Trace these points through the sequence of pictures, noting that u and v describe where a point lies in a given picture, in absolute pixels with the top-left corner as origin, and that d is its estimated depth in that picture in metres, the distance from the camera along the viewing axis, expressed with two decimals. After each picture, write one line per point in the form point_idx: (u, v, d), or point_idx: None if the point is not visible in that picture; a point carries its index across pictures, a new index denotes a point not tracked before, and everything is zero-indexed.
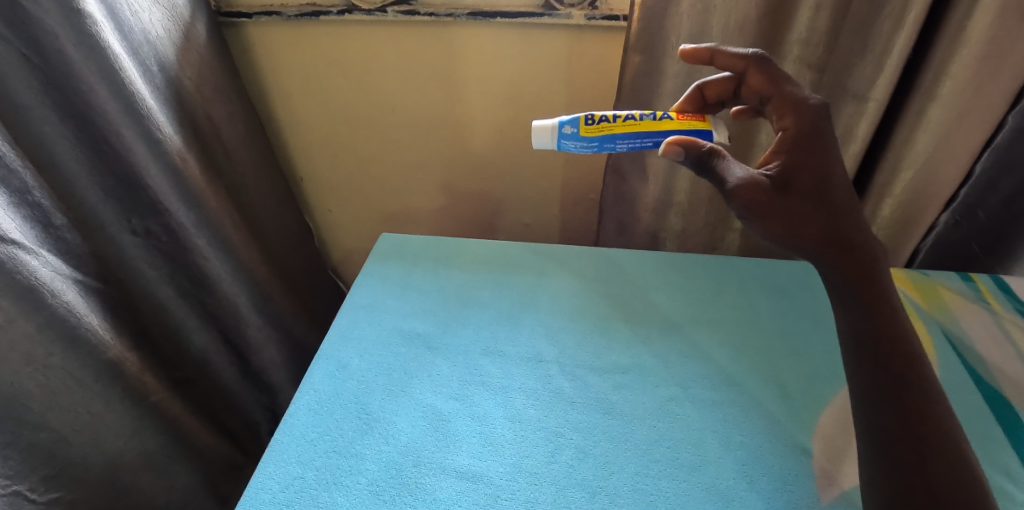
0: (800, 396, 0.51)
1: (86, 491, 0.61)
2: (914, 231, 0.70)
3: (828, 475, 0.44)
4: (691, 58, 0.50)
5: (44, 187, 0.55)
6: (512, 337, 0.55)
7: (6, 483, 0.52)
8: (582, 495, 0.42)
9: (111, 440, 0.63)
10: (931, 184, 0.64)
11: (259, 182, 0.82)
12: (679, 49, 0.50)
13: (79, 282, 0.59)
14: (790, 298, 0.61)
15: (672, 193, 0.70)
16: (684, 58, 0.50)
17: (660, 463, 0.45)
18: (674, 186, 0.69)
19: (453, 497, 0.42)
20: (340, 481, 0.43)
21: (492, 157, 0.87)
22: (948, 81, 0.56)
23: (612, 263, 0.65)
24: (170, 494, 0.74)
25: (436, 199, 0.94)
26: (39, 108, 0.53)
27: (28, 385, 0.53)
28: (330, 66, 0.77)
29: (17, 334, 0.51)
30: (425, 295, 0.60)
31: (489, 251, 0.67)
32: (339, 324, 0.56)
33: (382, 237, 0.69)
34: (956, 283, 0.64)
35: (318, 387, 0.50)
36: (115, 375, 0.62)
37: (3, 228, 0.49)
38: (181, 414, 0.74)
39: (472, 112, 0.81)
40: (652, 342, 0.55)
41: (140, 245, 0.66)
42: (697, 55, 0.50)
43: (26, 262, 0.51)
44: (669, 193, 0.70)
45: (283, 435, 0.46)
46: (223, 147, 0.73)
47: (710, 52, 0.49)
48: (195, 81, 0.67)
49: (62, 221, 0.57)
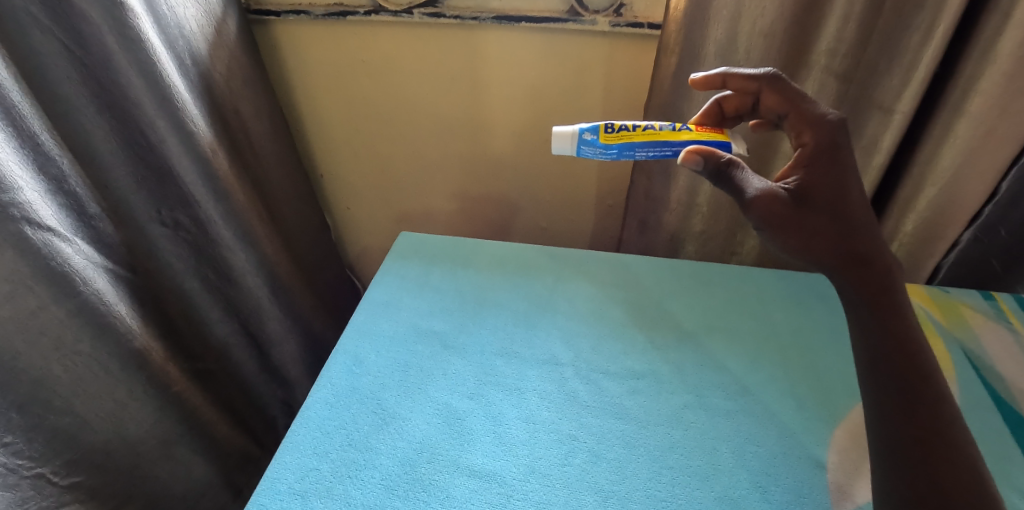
0: (817, 410, 0.50)
1: (106, 478, 0.63)
2: (936, 246, 0.69)
3: (842, 489, 0.44)
4: (702, 85, 0.50)
5: (79, 176, 0.57)
6: (528, 338, 0.56)
7: (30, 466, 0.54)
8: (595, 498, 0.42)
9: (133, 427, 0.65)
10: (954, 199, 0.64)
11: (284, 177, 0.83)
12: (690, 78, 0.50)
13: (109, 270, 0.60)
14: (807, 310, 0.61)
15: (693, 202, 0.71)
16: (695, 85, 0.51)
17: (673, 469, 0.45)
18: (695, 195, 0.70)
19: (466, 496, 0.42)
20: (354, 474, 0.43)
21: (512, 159, 0.87)
22: (975, 97, 0.55)
23: (629, 270, 0.65)
24: (186, 484, 0.75)
25: (452, 199, 0.94)
26: (78, 100, 0.55)
27: (54, 369, 0.55)
28: (355, 64, 0.78)
29: (47, 319, 0.53)
30: (443, 294, 0.61)
31: (505, 253, 0.67)
32: (357, 320, 0.57)
33: (401, 236, 0.69)
34: (977, 301, 0.63)
35: (335, 380, 0.51)
36: (140, 364, 0.63)
37: (39, 215, 0.50)
38: (203, 404, 0.75)
39: (496, 114, 0.82)
40: (666, 349, 0.55)
41: (169, 236, 0.68)
42: (708, 82, 0.50)
43: (60, 249, 0.53)
44: (690, 201, 0.71)
45: (300, 426, 0.47)
46: (249, 141, 0.75)
47: (721, 77, 0.50)
48: (225, 75, 0.68)
49: (96, 211, 0.59)
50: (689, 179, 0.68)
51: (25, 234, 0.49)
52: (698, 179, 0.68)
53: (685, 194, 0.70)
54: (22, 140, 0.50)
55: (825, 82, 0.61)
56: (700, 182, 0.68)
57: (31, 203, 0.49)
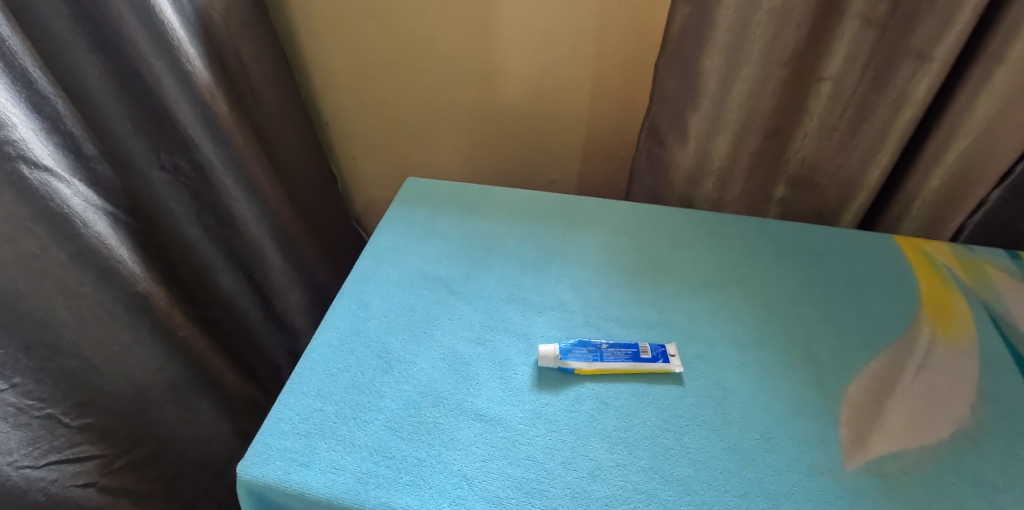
0: (831, 364, 0.49)
1: (116, 421, 0.64)
2: (960, 206, 0.65)
3: (855, 443, 0.43)
4: None
5: (75, 116, 0.55)
6: (536, 285, 0.54)
7: (39, 406, 0.54)
8: (601, 444, 0.42)
9: (140, 371, 0.65)
10: (984, 156, 0.60)
11: (285, 122, 0.81)
12: None
13: (109, 214, 0.59)
14: (825, 262, 0.59)
15: (705, 166, 0.67)
16: None
17: (682, 418, 0.44)
18: (708, 159, 0.66)
19: (471, 439, 0.42)
20: (358, 416, 0.43)
21: (522, 109, 0.84)
22: (1018, 42, 0.51)
23: (641, 220, 0.63)
24: (194, 429, 0.75)
25: (461, 149, 0.91)
26: (71, 36, 0.52)
27: (59, 312, 0.54)
28: (359, 3, 0.74)
29: (49, 262, 0.52)
30: (449, 240, 0.59)
31: (514, 200, 0.65)
32: (362, 265, 0.56)
33: (407, 182, 0.68)
34: (1002, 259, 0.60)
35: (339, 323, 0.50)
36: (145, 309, 0.63)
37: (35, 154, 0.49)
38: (207, 351, 0.75)
39: (507, 61, 0.78)
40: (678, 299, 0.54)
41: (169, 181, 0.66)
42: None
43: (58, 190, 0.51)
44: (702, 166, 0.67)
45: (304, 369, 0.46)
46: (249, 84, 0.72)
47: None
48: (218, 9, 0.65)
49: (93, 152, 0.57)
50: (704, 134, 0.64)
51: (22, 173, 0.48)
52: (713, 135, 0.64)
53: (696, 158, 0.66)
54: (13, 76, 0.48)
55: (860, 30, 0.56)
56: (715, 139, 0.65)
57: (26, 141, 0.48)
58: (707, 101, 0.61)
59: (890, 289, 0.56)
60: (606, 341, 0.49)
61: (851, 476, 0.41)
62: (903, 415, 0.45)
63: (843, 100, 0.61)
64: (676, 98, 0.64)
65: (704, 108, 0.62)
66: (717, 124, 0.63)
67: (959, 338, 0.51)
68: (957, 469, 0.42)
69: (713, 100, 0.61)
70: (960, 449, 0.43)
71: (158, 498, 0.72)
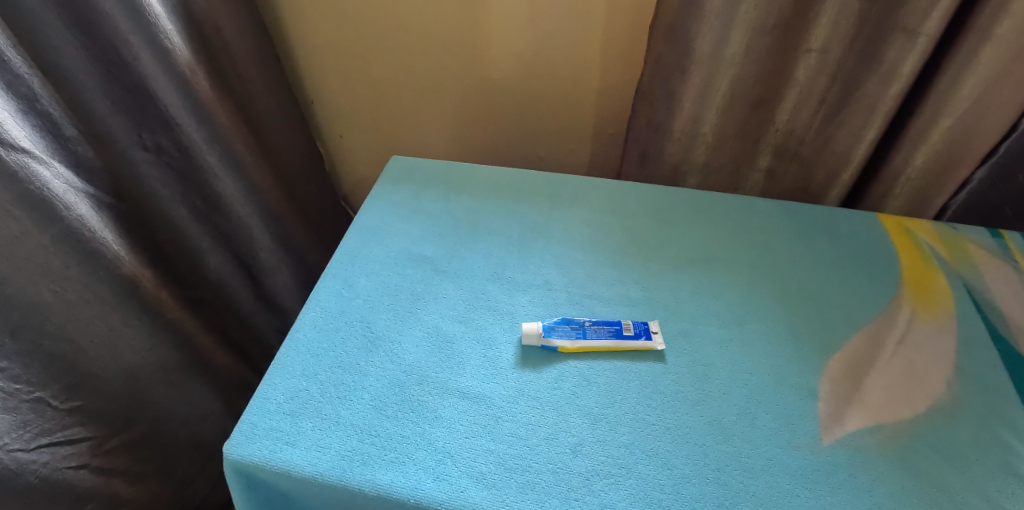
0: (811, 340, 0.50)
1: (106, 403, 0.63)
2: (945, 184, 0.65)
3: (833, 417, 0.44)
4: None
5: (52, 96, 0.53)
6: (521, 264, 0.54)
7: (28, 390, 0.54)
8: (584, 421, 0.42)
9: (129, 353, 0.65)
10: (969, 134, 0.60)
11: (268, 99, 0.79)
12: None
13: (92, 196, 0.58)
14: (810, 240, 0.59)
15: (697, 131, 0.67)
16: None
17: (663, 394, 0.44)
18: (700, 124, 0.67)
19: (455, 416, 0.42)
20: (343, 395, 0.43)
21: (511, 85, 0.83)
22: (1006, 20, 0.51)
23: (629, 198, 0.63)
24: (186, 408, 0.75)
25: (449, 126, 0.90)
26: (44, 13, 0.51)
27: (43, 295, 0.53)
28: None
29: (32, 244, 0.51)
30: (435, 219, 0.59)
31: (501, 178, 0.64)
32: (348, 244, 0.55)
33: (393, 160, 0.67)
34: (984, 238, 0.60)
35: (324, 303, 0.50)
36: (131, 290, 0.63)
37: (12, 135, 0.48)
38: (197, 331, 0.75)
39: (495, 35, 0.77)
40: (663, 277, 0.54)
41: (152, 162, 0.65)
42: None
43: (37, 172, 0.51)
44: (694, 131, 0.68)
45: (289, 349, 0.46)
46: (230, 60, 0.71)
47: None
48: None
49: (72, 133, 0.56)
50: (696, 101, 0.64)
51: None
52: (704, 102, 0.64)
53: (689, 122, 0.67)
54: None
55: (849, 4, 0.55)
56: (707, 106, 0.65)
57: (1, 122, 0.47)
58: (697, 70, 0.61)
59: (872, 267, 0.56)
60: (590, 318, 0.49)
61: (828, 450, 0.42)
62: (880, 390, 0.46)
63: (830, 73, 0.61)
64: (668, 68, 0.64)
65: (694, 76, 0.62)
66: (708, 92, 0.63)
67: (938, 315, 0.52)
68: (930, 442, 0.43)
69: (704, 70, 0.61)
70: (934, 424, 0.44)
71: (152, 477, 0.73)
